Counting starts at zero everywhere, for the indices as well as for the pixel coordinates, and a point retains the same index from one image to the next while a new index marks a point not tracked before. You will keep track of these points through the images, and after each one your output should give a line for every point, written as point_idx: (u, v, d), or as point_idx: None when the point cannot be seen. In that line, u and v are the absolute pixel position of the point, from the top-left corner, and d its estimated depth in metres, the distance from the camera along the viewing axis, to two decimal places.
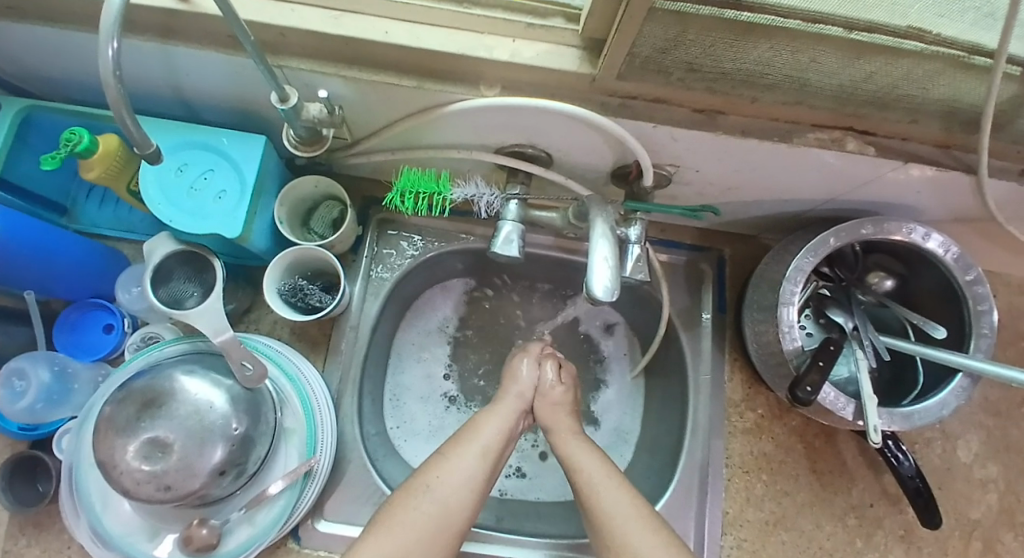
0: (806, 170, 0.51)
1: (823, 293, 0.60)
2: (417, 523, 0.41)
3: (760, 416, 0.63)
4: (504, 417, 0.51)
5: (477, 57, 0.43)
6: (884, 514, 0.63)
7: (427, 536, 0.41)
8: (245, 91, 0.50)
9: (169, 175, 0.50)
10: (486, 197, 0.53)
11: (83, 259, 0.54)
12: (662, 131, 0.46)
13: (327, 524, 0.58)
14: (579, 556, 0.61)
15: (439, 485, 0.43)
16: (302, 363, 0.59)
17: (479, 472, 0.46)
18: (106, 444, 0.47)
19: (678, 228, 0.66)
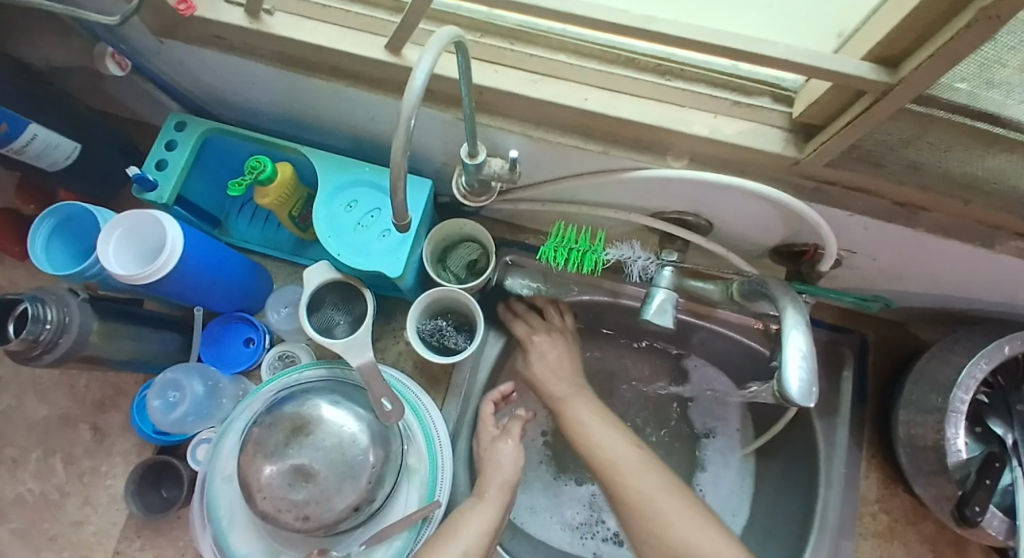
0: (990, 274, 0.48)
1: (979, 400, 0.56)
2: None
3: (894, 520, 0.60)
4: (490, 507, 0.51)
5: (675, 129, 0.42)
6: None
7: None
8: (420, 135, 0.51)
9: (339, 211, 0.52)
10: (642, 262, 0.53)
11: (238, 276, 0.56)
12: (856, 220, 0.45)
13: None
14: None
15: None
16: (428, 401, 0.58)
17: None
18: (253, 465, 0.49)
19: (818, 306, 0.65)
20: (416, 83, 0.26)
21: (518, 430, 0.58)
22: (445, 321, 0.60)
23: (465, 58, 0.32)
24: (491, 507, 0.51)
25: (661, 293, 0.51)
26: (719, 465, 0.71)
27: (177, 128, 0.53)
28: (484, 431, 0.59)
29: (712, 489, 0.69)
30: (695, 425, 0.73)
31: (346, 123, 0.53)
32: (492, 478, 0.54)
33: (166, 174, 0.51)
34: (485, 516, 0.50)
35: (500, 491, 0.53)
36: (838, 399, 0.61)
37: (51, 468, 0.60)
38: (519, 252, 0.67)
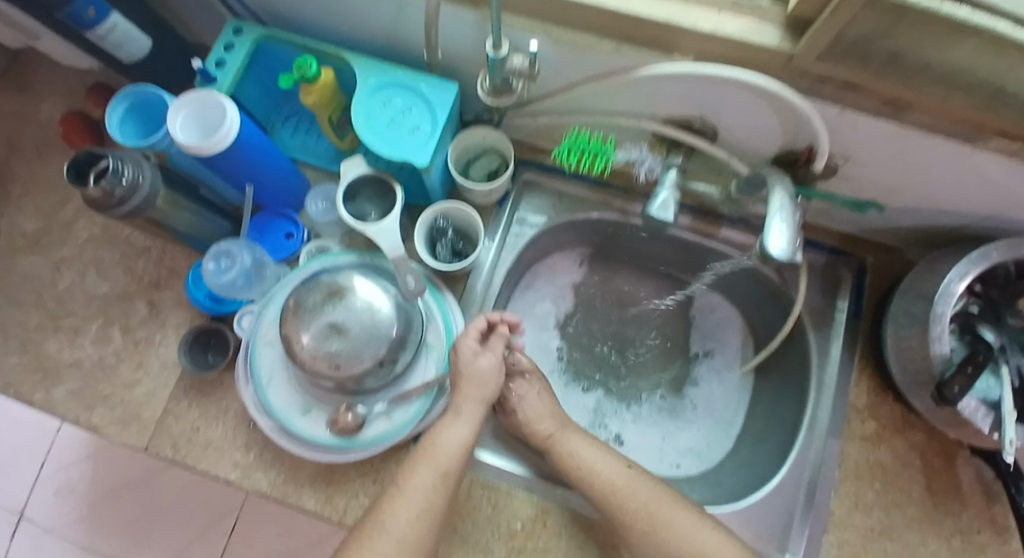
0: (978, 180, 0.51)
1: (971, 311, 0.59)
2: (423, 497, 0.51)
3: (881, 426, 0.63)
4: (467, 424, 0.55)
5: (681, 27, 0.45)
6: (989, 543, 0.61)
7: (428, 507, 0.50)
8: (448, 43, 0.56)
9: (376, 107, 0.58)
10: (648, 163, 0.59)
11: (286, 173, 0.63)
12: (845, 118, 0.49)
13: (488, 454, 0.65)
14: None
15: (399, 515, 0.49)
16: (446, 291, 0.66)
17: (440, 494, 0.51)
18: (295, 321, 0.56)
19: (820, 229, 0.68)
20: None
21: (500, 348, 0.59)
22: (453, 230, 0.66)
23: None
24: (470, 422, 0.56)
25: (666, 192, 0.56)
26: (712, 379, 0.76)
27: (235, 33, 0.59)
28: (465, 344, 0.59)
29: (704, 399, 0.76)
30: (693, 345, 0.79)
31: (384, 32, 0.59)
32: (470, 393, 0.57)
33: (226, 72, 0.58)
34: (462, 430, 0.55)
35: (474, 406, 0.57)
36: (833, 313, 0.65)
37: (108, 336, 0.70)
38: (537, 171, 0.73)
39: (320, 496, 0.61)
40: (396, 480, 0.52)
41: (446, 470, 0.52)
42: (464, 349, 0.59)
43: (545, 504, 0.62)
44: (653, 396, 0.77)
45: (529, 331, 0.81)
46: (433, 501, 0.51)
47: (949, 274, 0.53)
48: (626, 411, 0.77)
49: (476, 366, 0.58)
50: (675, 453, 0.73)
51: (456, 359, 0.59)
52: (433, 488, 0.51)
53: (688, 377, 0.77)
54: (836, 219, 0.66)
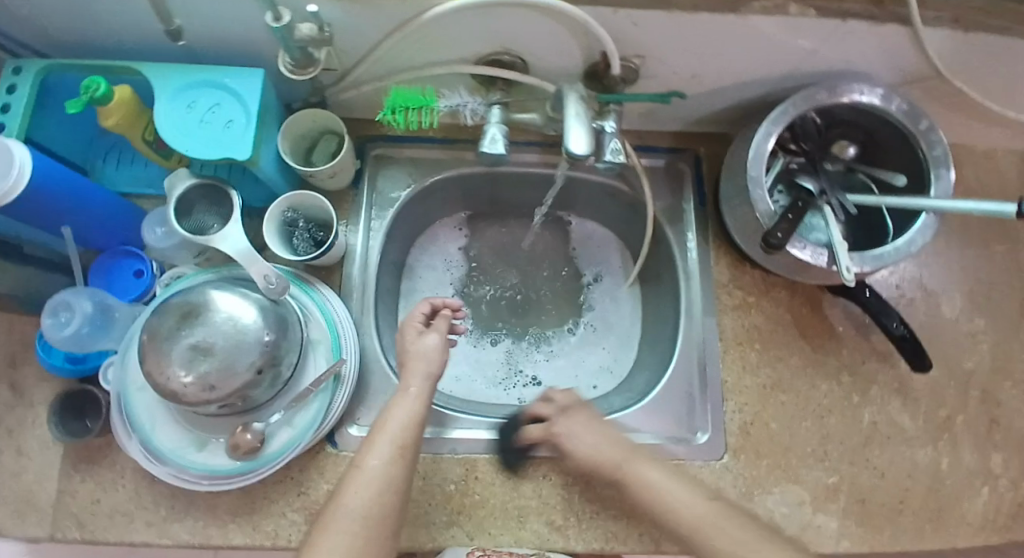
0: (758, 45, 0.56)
1: (793, 167, 0.65)
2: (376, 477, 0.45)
3: (748, 294, 0.70)
4: (415, 398, 0.52)
5: None
6: (878, 370, 0.69)
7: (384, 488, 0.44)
8: (236, 30, 0.54)
9: (181, 112, 0.55)
10: (471, 105, 0.60)
11: (112, 208, 0.60)
12: (624, 16, 0.51)
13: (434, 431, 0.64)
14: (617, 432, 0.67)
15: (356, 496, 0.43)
16: (320, 284, 0.64)
17: (402, 469, 0.47)
18: (153, 354, 0.52)
19: (656, 135, 0.75)
20: None
21: (445, 324, 0.58)
22: (307, 219, 0.63)
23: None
24: (417, 395, 0.52)
25: (493, 127, 0.57)
26: (606, 300, 0.82)
27: (14, 72, 0.55)
28: (409, 329, 0.57)
29: (599, 320, 0.81)
30: (584, 274, 0.83)
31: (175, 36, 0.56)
32: (419, 368, 0.54)
33: (11, 116, 0.53)
34: (408, 407, 0.51)
35: (422, 383, 0.53)
36: (682, 206, 0.73)
37: None
38: (384, 145, 0.72)
39: (245, 529, 0.58)
40: (352, 466, 0.46)
41: (404, 443, 0.48)
42: (411, 330, 0.57)
43: (469, 457, 0.63)
44: (561, 329, 0.81)
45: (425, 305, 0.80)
46: (393, 472, 0.45)
47: (756, 136, 0.59)
48: (540, 351, 0.80)
49: (425, 345, 0.55)
50: (592, 377, 0.77)
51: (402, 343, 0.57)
52: (392, 463, 0.46)
53: (584, 303, 0.82)
54: (661, 122, 0.72)
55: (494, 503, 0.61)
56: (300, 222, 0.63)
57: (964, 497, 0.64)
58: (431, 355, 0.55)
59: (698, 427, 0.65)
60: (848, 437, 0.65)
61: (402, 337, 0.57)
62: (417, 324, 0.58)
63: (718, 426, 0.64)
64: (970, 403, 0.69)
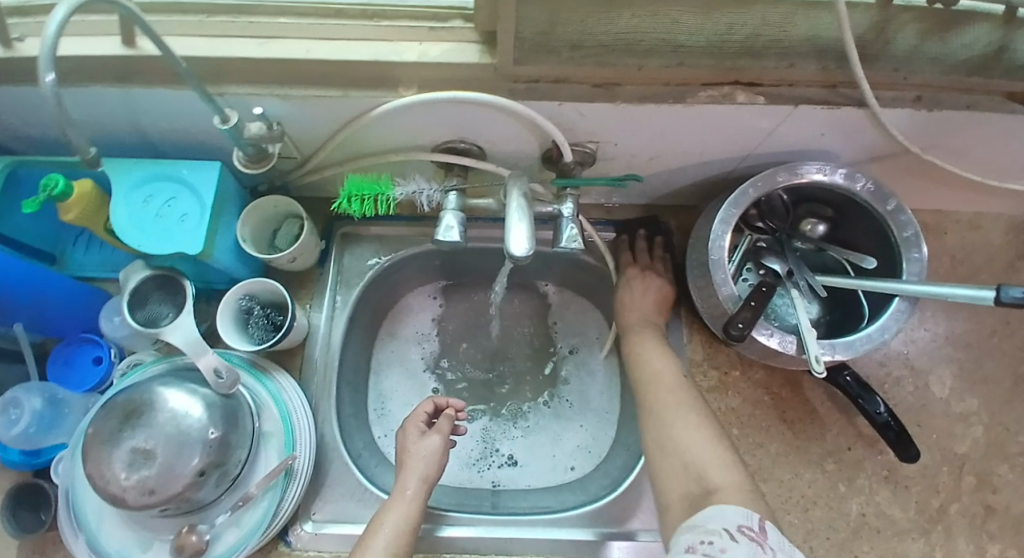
0: (712, 130, 0.56)
1: (760, 246, 0.65)
2: None
3: (724, 373, 0.68)
4: (408, 501, 0.53)
5: (389, 61, 0.48)
6: (864, 457, 0.67)
7: None
8: (196, 123, 0.55)
9: (137, 206, 0.55)
10: (427, 192, 0.59)
11: (71, 296, 0.60)
12: (568, 108, 0.51)
13: (449, 528, 0.62)
14: (590, 526, 0.64)
15: None
16: (277, 371, 0.63)
17: None
18: (94, 456, 0.50)
19: (624, 209, 0.75)
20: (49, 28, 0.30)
21: (446, 426, 0.60)
22: (263, 304, 0.63)
23: (146, 26, 0.38)
24: (410, 500, 0.53)
25: (451, 215, 0.56)
26: (581, 374, 0.79)
27: None
28: (410, 430, 0.60)
29: (576, 396, 0.78)
30: (560, 345, 0.81)
31: (137, 130, 0.57)
32: (415, 471, 0.56)
33: None
34: (400, 514, 0.52)
35: (417, 489, 0.55)
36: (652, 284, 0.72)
37: None
38: (352, 223, 0.73)
39: None
40: None
41: (395, 551, 0.49)
42: (411, 432, 0.60)
43: (429, 556, 0.61)
44: (536, 403, 0.78)
45: (398, 380, 0.78)
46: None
47: (717, 220, 0.59)
48: (514, 427, 0.77)
49: (423, 447, 0.58)
50: (567, 457, 0.74)
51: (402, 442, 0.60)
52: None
53: (560, 378, 0.79)
54: (626, 197, 0.73)
55: None
56: (255, 309, 0.62)
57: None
58: (427, 458, 0.57)
59: None
60: (834, 530, 0.63)
61: (404, 438, 0.60)
62: (419, 426, 0.61)
63: None
64: (963, 489, 0.66)
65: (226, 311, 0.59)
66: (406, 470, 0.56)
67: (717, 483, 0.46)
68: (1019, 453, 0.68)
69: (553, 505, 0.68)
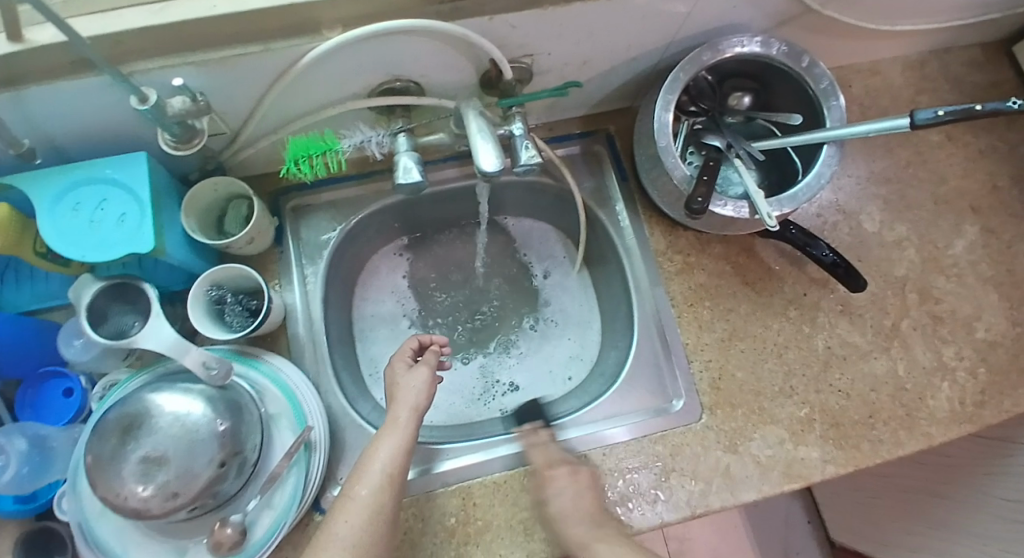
0: (636, 21, 0.58)
1: (697, 129, 0.68)
2: (365, 511, 0.46)
3: (686, 256, 0.73)
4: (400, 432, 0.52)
5: (307, 2, 0.46)
6: (819, 297, 0.75)
7: (371, 524, 0.45)
8: (107, 114, 0.51)
9: (67, 217, 0.51)
10: (374, 139, 0.58)
11: (16, 334, 0.56)
12: (499, 22, 0.51)
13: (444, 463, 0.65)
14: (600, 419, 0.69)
15: (343, 528, 0.44)
16: (266, 354, 0.62)
17: (389, 497, 0.47)
18: (103, 478, 0.49)
19: (564, 124, 0.77)
20: None
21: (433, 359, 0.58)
22: (233, 291, 0.61)
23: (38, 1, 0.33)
24: (405, 424, 0.52)
25: (405, 157, 0.56)
26: (560, 292, 0.83)
27: None
28: (397, 364, 0.58)
29: (559, 314, 0.82)
30: (536, 270, 0.84)
31: (42, 137, 0.52)
32: (404, 399, 0.54)
33: None
34: (396, 440, 0.51)
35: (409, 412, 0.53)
36: (608, 189, 0.75)
37: None
38: (300, 194, 0.71)
39: None
40: (342, 492, 0.48)
41: (392, 473, 0.49)
42: (397, 366, 0.58)
43: (463, 486, 0.63)
44: (523, 330, 0.82)
45: (387, 342, 0.78)
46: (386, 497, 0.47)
47: (658, 107, 0.62)
48: (507, 356, 0.80)
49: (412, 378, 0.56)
50: (564, 369, 0.79)
51: (390, 376, 0.58)
52: (385, 486, 0.48)
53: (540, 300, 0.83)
54: (566, 111, 0.75)
55: (498, 525, 0.61)
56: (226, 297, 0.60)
57: (929, 394, 0.71)
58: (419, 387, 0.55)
59: (675, 393, 0.69)
60: (808, 365, 0.71)
61: (391, 372, 0.58)
62: (405, 359, 0.59)
63: (691, 390, 0.68)
64: (909, 306, 0.76)
65: (195, 305, 0.57)
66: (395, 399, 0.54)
67: None
68: (947, 263, 0.78)
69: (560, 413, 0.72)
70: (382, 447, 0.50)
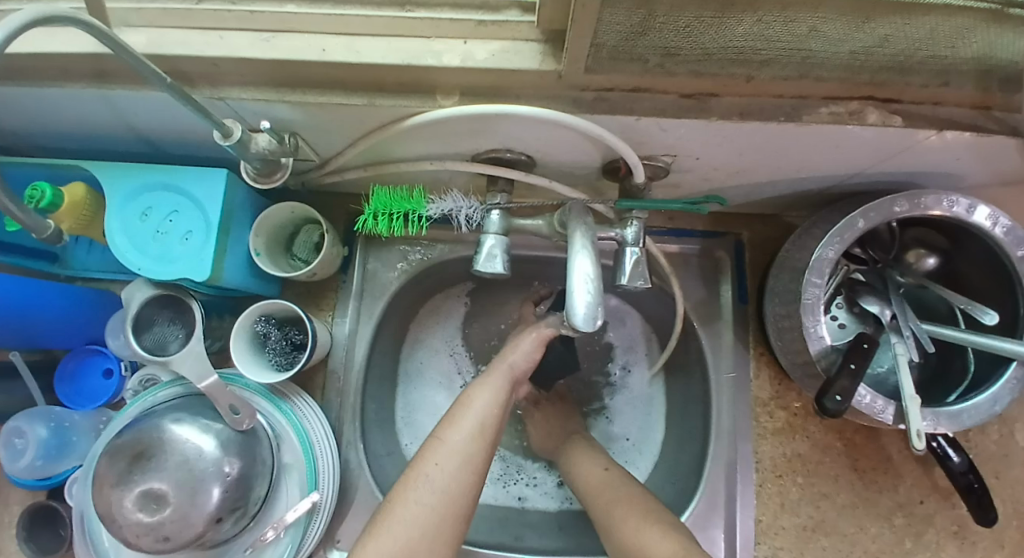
0: (823, 147, 0.45)
1: (856, 279, 0.55)
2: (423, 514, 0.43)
3: (793, 414, 0.62)
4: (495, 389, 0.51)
5: (427, 66, 0.37)
6: (936, 511, 0.60)
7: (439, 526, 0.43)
8: (194, 124, 0.47)
9: (134, 222, 0.48)
10: (465, 211, 0.50)
11: (68, 310, 0.55)
12: (648, 123, 0.41)
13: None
14: None
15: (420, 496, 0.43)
16: (295, 395, 0.56)
17: (480, 451, 0.47)
18: (104, 498, 0.47)
19: (687, 216, 0.66)
20: None
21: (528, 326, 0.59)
22: (282, 332, 0.57)
23: (115, 39, 0.28)
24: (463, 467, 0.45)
25: (491, 239, 0.48)
26: (626, 392, 0.72)
27: None
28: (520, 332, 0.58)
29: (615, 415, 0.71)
30: (602, 361, 0.73)
31: (132, 129, 0.49)
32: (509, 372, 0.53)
33: None
34: (490, 396, 0.50)
35: (462, 442, 0.46)
36: (717, 306, 0.64)
37: None
38: None
39: None
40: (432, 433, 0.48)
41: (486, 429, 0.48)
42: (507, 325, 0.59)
43: None
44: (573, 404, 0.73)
45: (425, 390, 0.73)
46: (432, 546, 0.41)
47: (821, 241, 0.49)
48: None
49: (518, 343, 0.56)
50: None
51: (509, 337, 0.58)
52: (427, 538, 0.42)
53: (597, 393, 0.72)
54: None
55: None
56: (274, 337, 0.56)
57: None
58: (480, 413, 0.49)
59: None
60: None
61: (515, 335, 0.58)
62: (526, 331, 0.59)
63: None
64: None
65: (245, 331, 0.53)
66: (448, 429, 0.47)
67: None
68: None
69: (572, 550, 0.61)
70: (423, 484, 0.44)
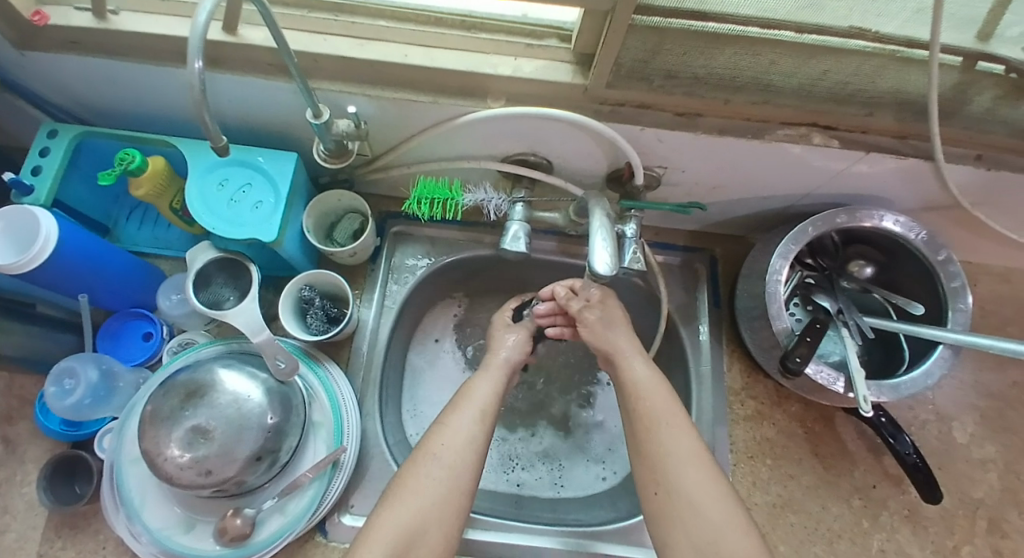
0: (782, 166, 0.57)
1: (809, 282, 0.67)
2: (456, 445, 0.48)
3: (761, 403, 0.71)
4: (493, 379, 0.56)
5: (485, 73, 0.49)
6: (888, 495, 0.68)
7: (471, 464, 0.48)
8: (275, 112, 0.56)
9: (211, 189, 0.55)
10: (496, 201, 0.61)
11: (128, 270, 0.61)
12: (649, 133, 0.52)
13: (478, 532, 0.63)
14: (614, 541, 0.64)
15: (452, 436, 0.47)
16: (326, 361, 0.63)
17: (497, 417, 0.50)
18: (152, 434, 0.51)
19: (671, 232, 0.78)
20: (200, 17, 0.31)
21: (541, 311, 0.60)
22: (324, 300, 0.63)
23: (270, 13, 0.37)
24: None
25: (515, 224, 0.57)
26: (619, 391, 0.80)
27: (49, 135, 0.56)
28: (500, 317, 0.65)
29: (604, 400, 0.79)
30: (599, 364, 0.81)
31: (215, 112, 0.58)
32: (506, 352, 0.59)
33: (42, 178, 0.54)
34: (488, 384, 0.55)
35: (470, 422, 0.50)
36: (697, 308, 0.74)
37: None
38: (406, 223, 0.74)
39: None
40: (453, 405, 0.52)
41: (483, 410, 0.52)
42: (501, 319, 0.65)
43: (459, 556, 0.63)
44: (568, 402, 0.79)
45: (433, 380, 0.78)
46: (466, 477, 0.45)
47: (782, 242, 0.60)
48: (547, 425, 0.78)
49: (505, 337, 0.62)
50: (603, 464, 0.75)
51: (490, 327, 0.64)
52: (447, 490, 0.45)
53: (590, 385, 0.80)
54: (679, 222, 0.76)
55: None
56: (317, 306, 0.63)
57: None
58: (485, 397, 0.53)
59: None
60: None
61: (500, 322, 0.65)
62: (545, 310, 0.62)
63: None
64: (977, 532, 0.68)
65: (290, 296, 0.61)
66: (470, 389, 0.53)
67: (711, 510, 0.42)
68: None
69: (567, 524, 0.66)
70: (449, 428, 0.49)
